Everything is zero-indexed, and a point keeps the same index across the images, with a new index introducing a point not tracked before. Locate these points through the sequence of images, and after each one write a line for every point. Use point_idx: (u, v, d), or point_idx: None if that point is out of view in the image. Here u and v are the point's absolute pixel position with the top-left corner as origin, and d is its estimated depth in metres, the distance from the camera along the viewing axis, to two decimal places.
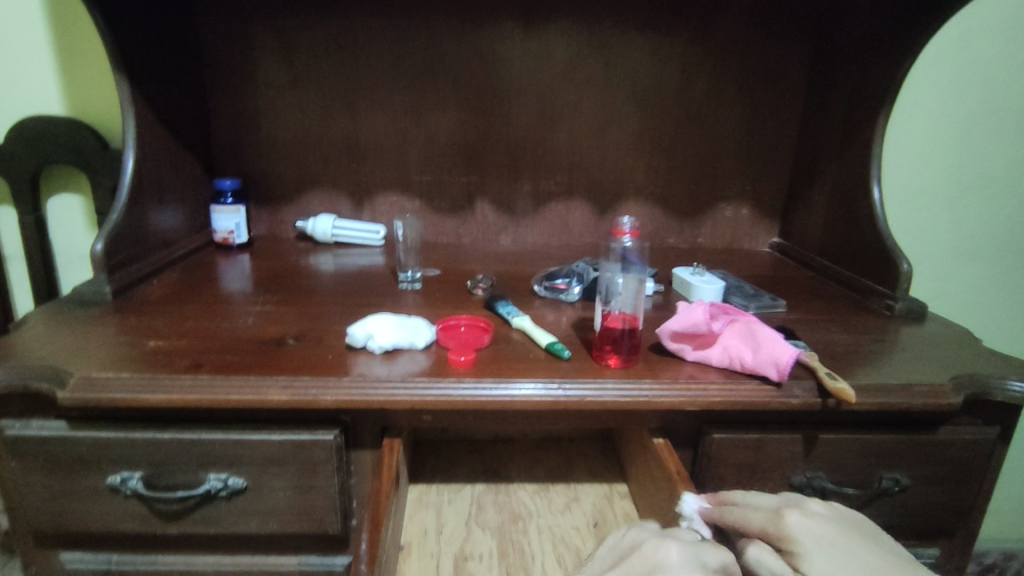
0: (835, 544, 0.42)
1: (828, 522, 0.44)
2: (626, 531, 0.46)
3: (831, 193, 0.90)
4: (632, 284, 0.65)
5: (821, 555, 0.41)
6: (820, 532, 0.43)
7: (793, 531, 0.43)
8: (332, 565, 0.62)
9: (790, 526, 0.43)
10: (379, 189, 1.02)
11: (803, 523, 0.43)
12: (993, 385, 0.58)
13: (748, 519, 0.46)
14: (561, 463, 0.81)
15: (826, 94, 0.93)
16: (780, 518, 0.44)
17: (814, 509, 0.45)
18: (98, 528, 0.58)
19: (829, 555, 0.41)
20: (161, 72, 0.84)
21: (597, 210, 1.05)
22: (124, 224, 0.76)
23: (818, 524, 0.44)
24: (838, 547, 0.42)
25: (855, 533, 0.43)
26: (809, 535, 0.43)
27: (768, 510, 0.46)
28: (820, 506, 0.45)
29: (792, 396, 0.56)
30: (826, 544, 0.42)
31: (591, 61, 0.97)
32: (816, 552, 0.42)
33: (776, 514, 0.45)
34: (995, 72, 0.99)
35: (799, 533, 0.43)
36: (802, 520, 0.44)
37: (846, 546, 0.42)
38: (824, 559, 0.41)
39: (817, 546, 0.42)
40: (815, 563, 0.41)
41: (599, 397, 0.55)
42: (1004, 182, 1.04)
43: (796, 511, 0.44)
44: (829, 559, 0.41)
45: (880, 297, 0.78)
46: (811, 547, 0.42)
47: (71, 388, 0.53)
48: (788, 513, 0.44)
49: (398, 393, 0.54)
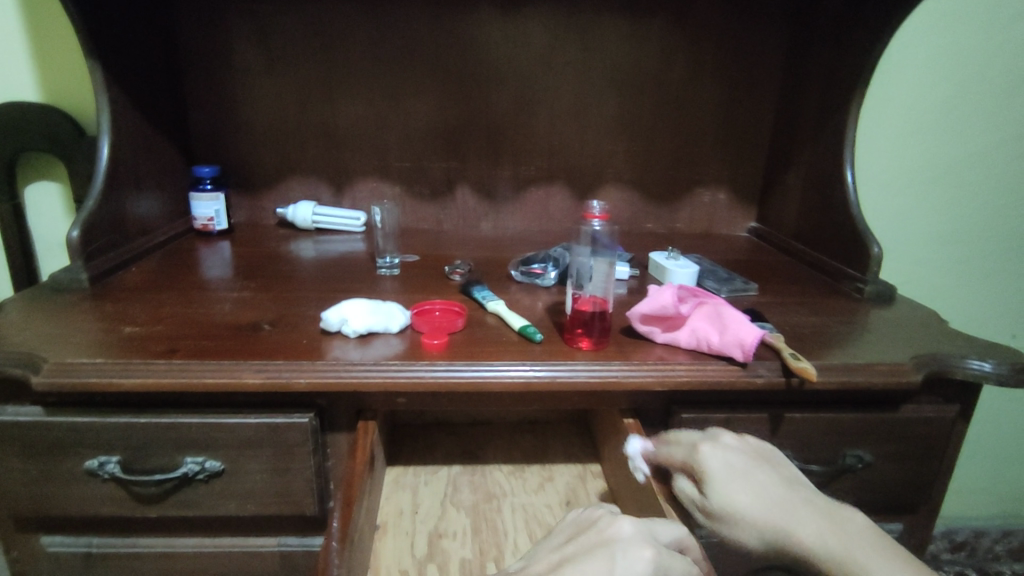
0: (736, 472, 0.49)
1: (736, 453, 0.50)
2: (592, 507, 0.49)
3: (806, 178, 0.92)
4: (602, 266, 0.67)
5: (721, 482, 0.48)
6: (726, 460, 0.50)
7: (703, 462, 0.50)
8: (311, 545, 0.63)
9: (701, 458, 0.50)
10: (359, 175, 1.02)
11: (713, 453, 0.50)
12: (952, 363, 0.60)
13: (672, 453, 0.53)
14: (539, 444, 0.83)
15: (802, 80, 0.94)
16: (693, 449, 0.52)
17: (726, 442, 0.51)
18: (77, 511, 0.59)
19: (728, 480, 0.48)
20: (136, 57, 0.83)
21: (577, 196, 1.05)
22: (100, 211, 0.76)
23: (727, 454, 0.50)
24: (738, 476, 0.48)
25: (760, 464, 0.50)
26: (717, 465, 0.49)
27: (688, 443, 0.53)
28: (733, 439, 0.52)
29: (757, 375, 0.57)
30: (727, 471, 0.49)
31: (570, 46, 0.97)
32: (717, 476, 0.49)
33: (690, 446, 0.52)
34: (970, 57, 1.00)
35: (707, 463, 0.50)
36: (712, 450, 0.51)
37: (746, 472, 0.49)
38: (723, 485, 0.48)
39: (720, 472, 0.49)
40: (717, 488, 0.48)
41: (569, 378, 0.56)
42: (976, 167, 1.06)
43: (709, 443, 0.51)
44: (728, 484, 0.48)
45: (850, 280, 0.79)
46: (717, 476, 0.49)
47: (46, 373, 0.53)
48: (701, 445, 0.51)
49: (371, 376, 0.55)
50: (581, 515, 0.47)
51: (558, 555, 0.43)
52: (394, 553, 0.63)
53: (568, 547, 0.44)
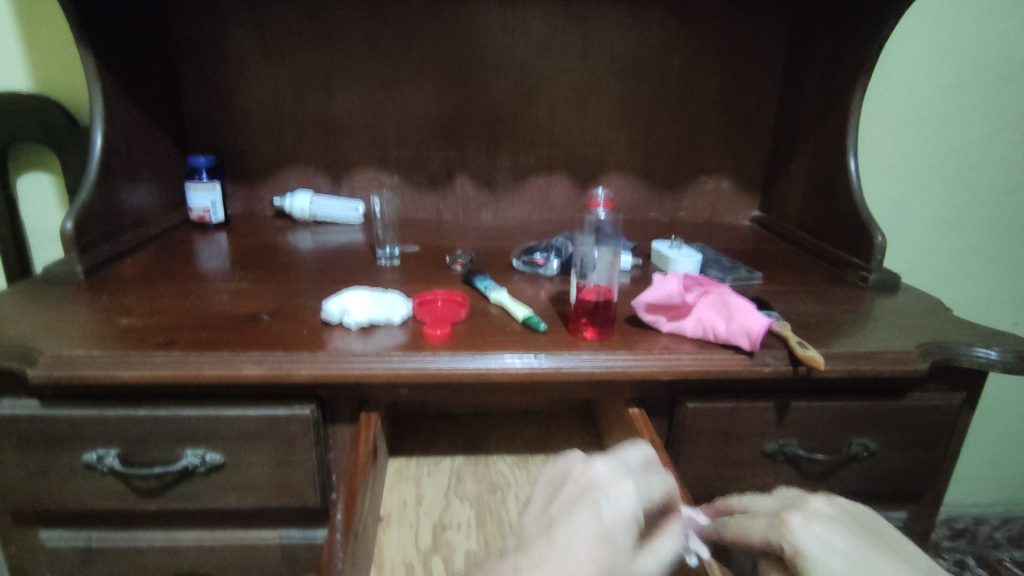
0: (847, 554, 0.37)
1: (832, 523, 0.40)
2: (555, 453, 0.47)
3: (809, 166, 0.91)
4: (607, 256, 0.65)
5: (837, 572, 0.37)
6: (828, 537, 0.38)
7: (799, 540, 0.38)
8: (313, 539, 0.62)
9: (795, 534, 0.39)
10: (358, 165, 1.01)
11: (807, 528, 0.39)
12: (960, 351, 0.59)
13: (747, 529, 0.42)
14: (541, 434, 0.82)
15: (804, 67, 0.93)
16: (781, 523, 0.40)
17: (815, 513, 0.41)
18: (75, 505, 0.58)
19: (841, 564, 0.37)
20: (129, 45, 0.82)
21: (578, 185, 1.04)
22: (94, 202, 0.74)
23: (822, 525, 0.39)
24: (851, 557, 0.38)
25: (863, 538, 0.40)
26: (819, 544, 0.38)
27: (768, 516, 0.41)
28: (821, 508, 0.42)
29: (764, 364, 0.56)
30: (836, 552, 0.37)
31: (570, 33, 0.96)
32: (825, 560, 0.37)
33: (775, 519, 0.40)
34: (973, 43, 0.99)
35: (806, 542, 0.38)
36: (805, 523, 0.39)
37: (855, 549, 0.38)
38: (840, 575, 0.37)
39: (827, 555, 0.37)
40: None
41: (574, 368, 0.56)
42: (979, 155, 1.05)
43: (798, 514, 0.40)
44: (841, 571, 0.37)
45: (855, 268, 0.79)
46: (825, 559, 0.37)
47: (41, 366, 0.52)
48: (789, 517, 0.40)
49: (373, 367, 0.54)
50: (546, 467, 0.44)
51: (544, 517, 0.40)
52: (398, 546, 0.62)
53: (550, 506, 0.41)
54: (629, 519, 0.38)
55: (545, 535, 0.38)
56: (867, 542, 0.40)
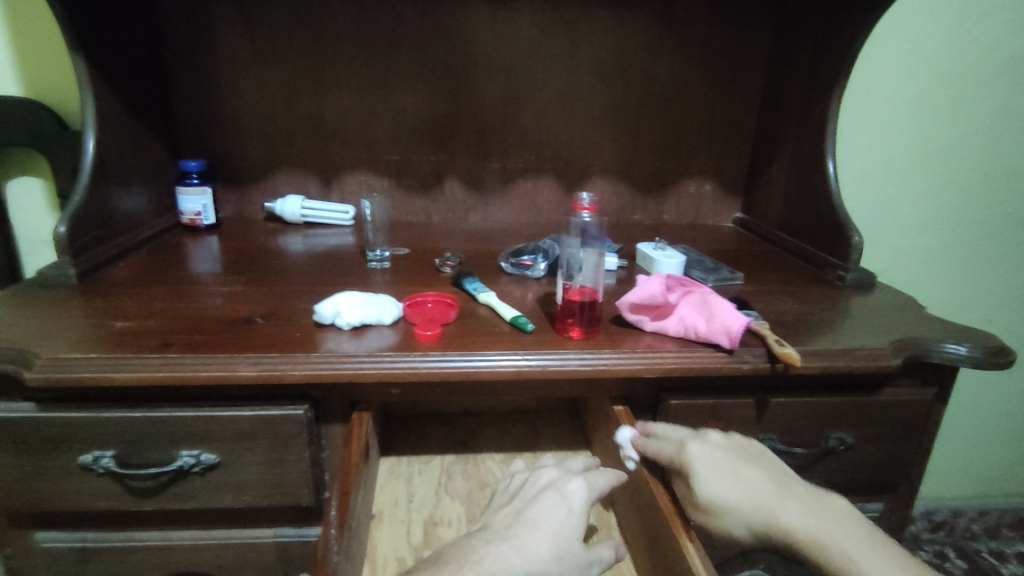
0: (723, 466, 0.52)
1: (720, 448, 0.54)
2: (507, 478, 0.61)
3: (789, 169, 0.93)
4: (592, 258, 0.67)
5: (711, 478, 0.51)
6: (714, 457, 0.52)
7: (693, 459, 0.52)
8: (307, 536, 0.64)
9: (691, 455, 0.52)
10: (348, 169, 1.02)
11: (701, 452, 0.53)
12: (931, 348, 0.62)
13: (659, 450, 0.55)
14: (530, 432, 0.84)
15: (785, 72, 0.95)
16: (683, 449, 0.53)
17: (712, 440, 0.54)
18: (72, 506, 0.59)
19: (718, 478, 0.51)
20: (120, 52, 0.83)
21: (565, 187, 1.06)
22: (87, 206, 0.75)
23: (712, 449, 0.53)
24: (725, 468, 0.52)
25: (743, 457, 0.53)
26: (706, 461, 0.52)
27: (676, 441, 0.55)
28: (719, 438, 0.55)
29: (743, 361, 0.59)
30: (717, 468, 0.52)
31: (556, 40, 0.98)
32: (707, 476, 0.51)
33: (679, 445, 0.54)
34: (947, 49, 1.02)
35: (697, 460, 0.52)
36: (701, 448, 0.53)
37: (731, 465, 0.52)
38: (715, 480, 0.51)
39: (710, 471, 0.51)
40: (708, 482, 0.51)
41: (561, 366, 0.57)
42: (954, 158, 1.08)
43: (696, 442, 0.53)
44: (717, 483, 0.51)
45: (833, 268, 0.81)
46: (706, 469, 0.52)
47: (39, 368, 0.53)
48: (689, 445, 0.53)
49: (366, 367, 0.56)
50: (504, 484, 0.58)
51: (514, 505, 0.52)
52: (390, 541, 0.64)
53: (515, 500, 0.54)
54: (582, 505, 0.52)
55: (516, 513, 0.51)
56: (747, 460, 0.53)
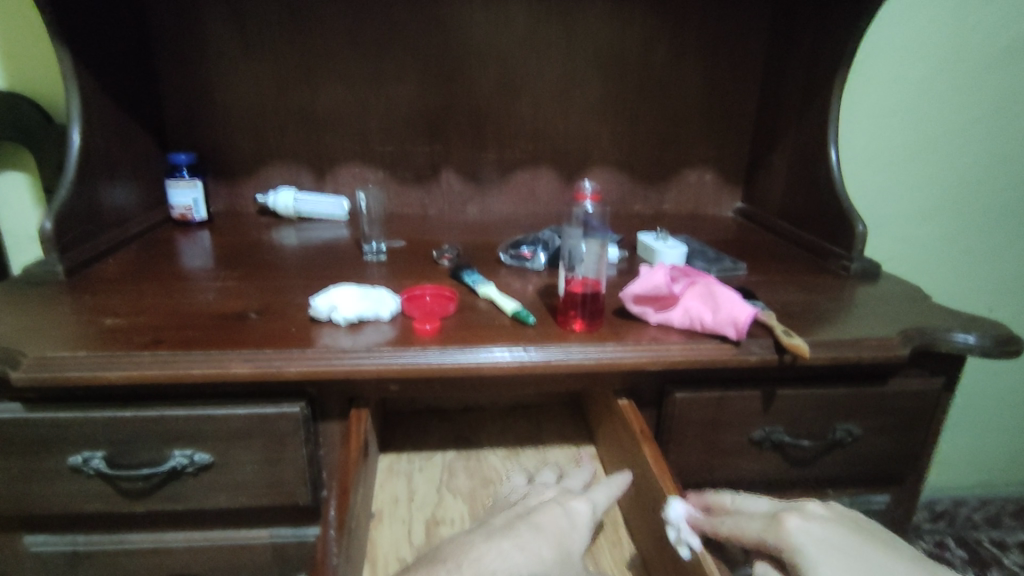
0: (832, 545, 0.44)
1: (823, 523, 0.46)
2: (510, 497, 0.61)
3: (791, 157, 0.92)
4: (595, 248, 0.65)
5: (823, 562, 0.43)
6: (818, 534, 0.45)
7: (795, 538, 0.45)
8: (305, 536, 0.62)
9: (791, 533, 0.45)
10: (341, 161, 1.00)
11: (803, 528, 0.45)
12: (939, 337, 0.60)
13: (744, 530, 0.48)
14: (531, 427, 0.83)
15: (785, 59, 0.94)
16: (779, 524, 0.46)
17: (809, 513, 0.47)
18: (62, 509, 0.57)
19: (831, 561, 0.43)
20: (105, 41, 0.80)
21: (563, 178, 1.04)
22: (73, 200, 0.73)
23: (814, 524, 0.46)
24: (836, 548, 0.44)
25: (851, 532, 0.46)
26: (810, 539, 0.44)
27: (765, 519, 0.47)
28: (816, 511, 0.47)
29: (750, 353, 0.57)
30: (826, 547, 0.44)
31: (553, 28, 0.96)
32: (818, 556, 0.43)
33: (772, 521, 0.47)
34: (948, 35, 1.01)
35: (800, 539, 0.45)
36: (801, 523, 0.46)
37: (846, 546, 0.44)
38: (830, 566, 0.43)
39: (820, 552, 0.44)
40: (821, 567, 0.43)
41: (564, 360, 0.56)
42: (957, 145, 1.07)
43: (793, 516, 0.46)
44: (832, 566, 0.43)
45: (837, 258, 0.80)
46: (812, 550, 0.44)
47: (24, 368, 0.52)
48: (784, 518, 0.46)
49: (364, 362, 0.54)
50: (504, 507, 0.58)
51: (518, 512, 0.50)
52: (391, 541, 0.62)
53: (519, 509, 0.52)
54: (586, 521, 0.50)
55: (520, 517, 0.49)
56: (856, 536, 0.46)
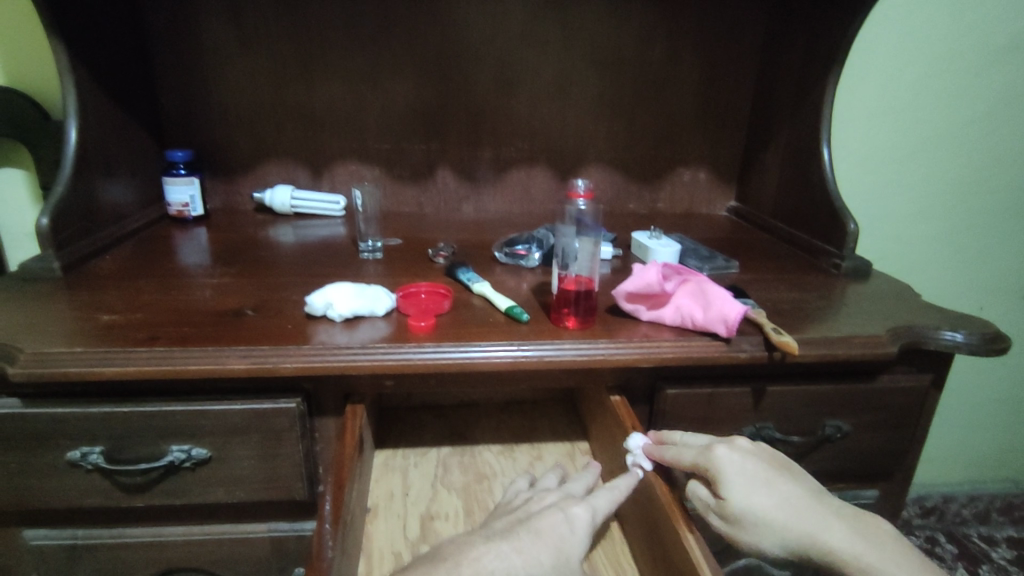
0: (752, 475, 0.49)
1: (750, 455, 0.51)
2: (509, 500, 0.59)
3: (784, 156, 0.93)
4: (589, 246, 0.67)
5: (740, 487, 0.48)
6: (742, 463, 0.50)
7: (721, 465, 0.49)
8: (302, 530, 0.63)
9: (719, 461, 0.49)
10: (338, 158, 1.00)
11: (729, 457, 0.50)
12: (926, 335, 0.61)
13: (680, 456, 0.53)
14: (526, 423, 0.83)
15: (779, 58, 0.95)
16: (709, 453, 0.51)
17: (739, 445, 0.51)
18: (60, 503, 0.58)
19: (747, 486, 0.48)
20: (102, 38, 0.80)
21: (559, 176, 1.05)
22: (71, 197, 0.73)
23: (742, 456, 0.50)
24: (756, 478, 0.49)
25: (772, 465, 0.51)
26: (734, 468, 0.49)
27: (700, 447, 0.52)
28: (747, 444, 0.52)
29: (740, 350, 0.58)
30: (745, 474, 0.49)
31: (549, 27, 0.96)
32: (737, 481, 0.48)
33: (705, 449, 0.51)
34: (941, 35, 1.02)
35: (726, 466, 0.49)
36: (728, 452, 0.50)
37: (765, 475, 0.49)
38: (746, 490, 0.48)
39: (740, 479, 0.49)
40: (738, 491, 0.48)
41: (557, 357, 0.57)
42: (949, 144, 1.08)
43: (723, 445, 0.51)
44: (747, 490, 0.48)
45: (828, 256, 0.81)
46: (734, 477, 0.49)
47: (22, 364, 0.52)
48: (715, 447, 0.51)
49: (359, 358, 0.55)
50: (501, 512, 0.55)
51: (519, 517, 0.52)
52: (386, 535, 0.63)
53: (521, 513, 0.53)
54: (585, 526, 0.50)
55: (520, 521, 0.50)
56: (776, 468, 0.51)
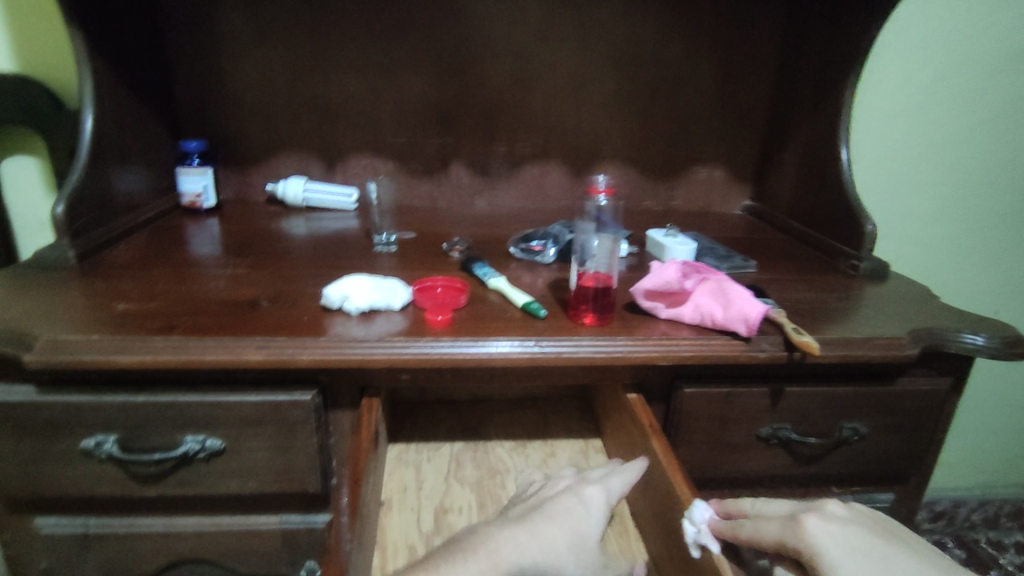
0: (856, 549, 0.43)
1: (847, 525, 0.45)
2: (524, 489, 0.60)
3: (801, 156, 0.92)
4: (607, 244, 0.66)
5: (846, 564, 0.42)
6: (842, 536, 0.44)
7: (816, 540, 0.44)
8: (314, 523, 0.62)
9: (812, 535, 0.44)
10: (352, 151, 1.00)
11: (824, 529, 0.44)
12: (947, 338, 0.61)
13: (762, 531, 0.47)
14: (538, 420, 0.83)
15: (798, 57, 0.94)
16: (799, 525, 0.45)
17: (831, 513, 0.46)
18: (74, 491, 0.58)
19: (853, 562, 0.42)
20: (119, 26, 0.80)
21: (572, 172, 1.04)
22: (85, 185, 0.73)
23: (837, 528, 0.45)
24: (860, 552, 0.43)
25: (874, 537, 0.45)
26: (832, 542, 0.44)
27: (784, 519, 0.46)
28: (838, 509, 0.46)
29: (760, 350, 0.58)
30: (849, 549, 0.43)
31: (566, 22, 0.96)
32: (839, 557, 0.43)
33: (791, 521, 0.46)
34: (961, 36, 1.01)
35: (821, 541, 0.44)
36: (820, 523, 0.45)
37: (869, 550, 0.43)
38: (852, 567, 0.42)
39: (842, 554, 0.43)
40: (844, 571, 0.42)
41: (575, 353, 0.56)
42: (966, 146, 1.07)
43: (812, 515, 0.45)
44: (856, 569, 0.42)
45: (846, 257, 0.80)
46: (834, 552, 0.43)
47: (39, 351, 0.52)
48: (805, 518, 0.45)
49: (376, 351, 0.55)
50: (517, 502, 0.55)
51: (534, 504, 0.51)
52: (400, 528, 0.63)
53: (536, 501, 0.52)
54: (600, 508, 0.50)
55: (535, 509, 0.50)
56: (879, 541, 0.45)
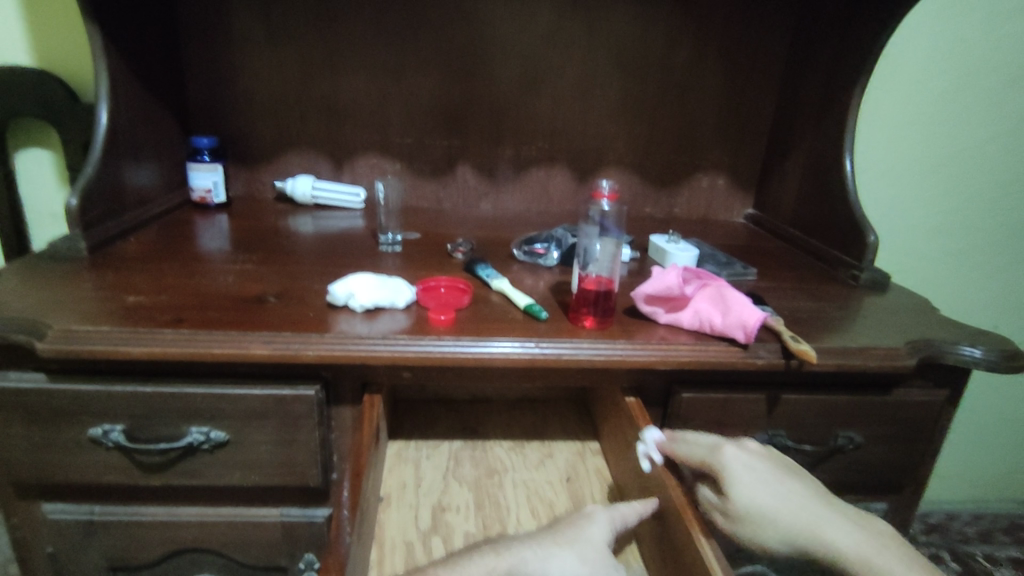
0: (760, 474, 0.50)
1: (759, 457, 0.52)
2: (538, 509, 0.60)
3: (805, 166, 0.93)
4: (610, 248, 0.68)
5: (748, 485, 0.50)
6: (749, 462, 0.51)
7: (729, 464, 0.51)
8: (313, 517, 0.64)
9: (728, 460, 0.51)
10: (360, 151, 1.01)
11: (737, 456, 0.51)
12: (945, 349, 0.61)
13: (688, 452, 0.54)
14: (536, 421, 0.84)
15: (805, 67, 0.94)
16: (719, 451, 0.52)
17: (748, 446, 0.53)
18: (80, 478, 0.59)
19: (752, 484, 0.50)
20: (135, 23, 0.81)
21: (577, 177, 1.05)
22: (98, 179, 0.74)
23: (749, 457, 0.52)
24: (763, 478, 0.50)
25: (780, 467, 0.52)
26: (742, 467, 0.51)
27: (708, 445, 0.53)
28: (754, 446, 0.53)
29: (757, 357, 0.58)
30: (754, 473, 0.50)
31: (575, 28, 0.97)
32: (743, 479, 0.50)
33: (714, 448, 0.52)
34: (969, 51, 1.01)
35: (733, 466, 0.51)
36: (737, 451, 0.52)
37: (771, 476, 0.51)
38: (752, 488, 0.50)
39: (747, 478, 0.50)
40: (744, 489, 0.50)
41: (575, 355, 0.57)
42: (970, 159, 1.08)
43: (732, 445, 0.52)
44: (755, 488, 0.50)
45: (846, 268, 0.81)
46: (742, 476, 0.50)
47: (51, 340, 0.53)
48: (726, 447, 0.52)
49: (380, 348, 0.56)
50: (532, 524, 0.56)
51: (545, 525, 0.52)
52: (398, 525, 0.63)
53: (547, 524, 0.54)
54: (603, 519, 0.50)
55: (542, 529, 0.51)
56: (784, 471, 0.52)
